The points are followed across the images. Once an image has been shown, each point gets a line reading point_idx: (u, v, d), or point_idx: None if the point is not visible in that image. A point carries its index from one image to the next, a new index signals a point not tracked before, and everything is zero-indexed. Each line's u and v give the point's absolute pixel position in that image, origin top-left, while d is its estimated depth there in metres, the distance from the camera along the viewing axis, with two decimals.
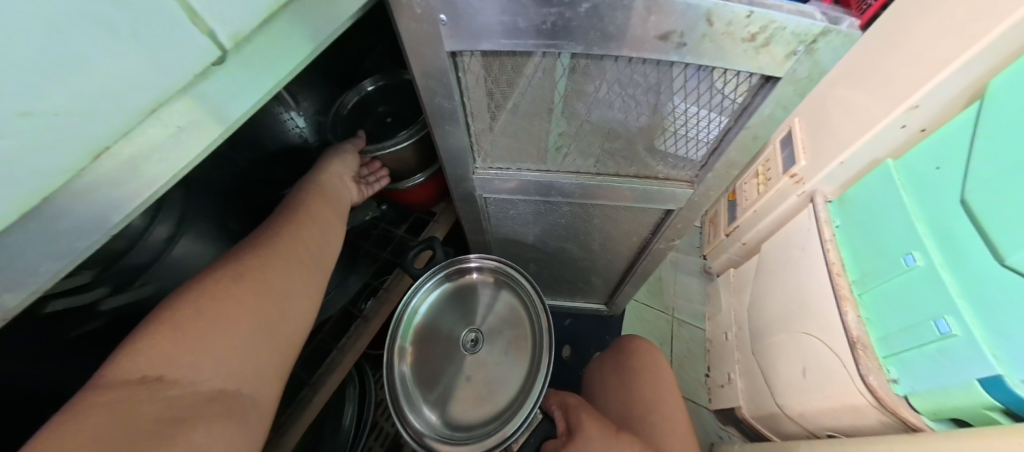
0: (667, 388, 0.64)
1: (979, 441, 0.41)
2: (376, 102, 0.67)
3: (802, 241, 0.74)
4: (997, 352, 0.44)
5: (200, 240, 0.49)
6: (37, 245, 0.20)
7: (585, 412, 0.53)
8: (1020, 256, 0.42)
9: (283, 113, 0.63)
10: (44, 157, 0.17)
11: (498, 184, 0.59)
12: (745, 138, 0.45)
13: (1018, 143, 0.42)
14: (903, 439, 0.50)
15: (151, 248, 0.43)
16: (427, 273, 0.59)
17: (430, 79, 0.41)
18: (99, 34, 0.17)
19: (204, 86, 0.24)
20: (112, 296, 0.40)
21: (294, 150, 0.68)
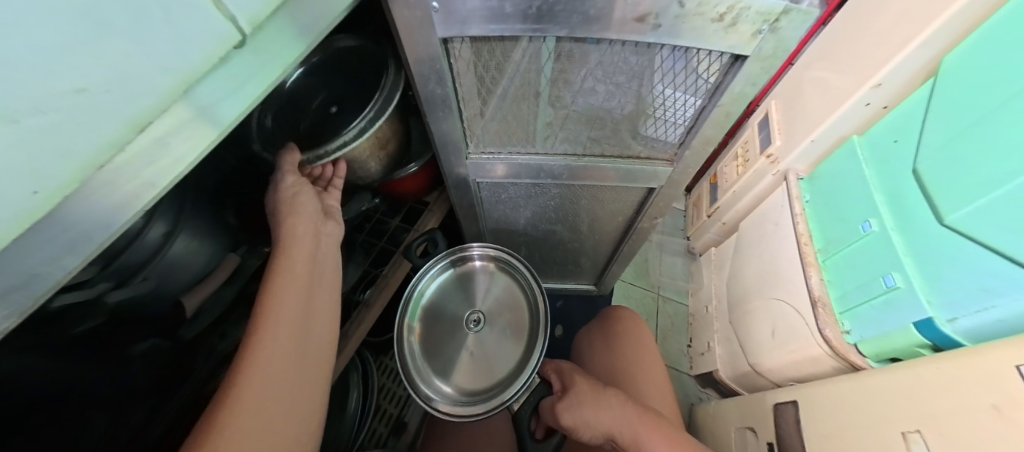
0: (646, 348, 0.69)
1: (906, 370, 0.46)
2: (316, 86, 0.54)
3: (776, 217, 0.79)
4: (932, 298, 0.50)
5: (197, 236, 0.50)
6: (46, 247, 0.21)
7: (576, 374, 0.56)
8: (958, 214, 0.47)
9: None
10: (67, 142, 0.18)
11: (490, 168, 0.60)
12: (719, 115, 0.49)
13: (963, 113, 0.47)
14: (852, 376, 0.54)
15: (149, 246, 0.43)
16: (432, 260, 0.61)
17: (423, 65, 0.42)
18: (134, 23, 0.18)
19: (213, 74, 0.25)
20: (116, 290, 0.41)
21: None
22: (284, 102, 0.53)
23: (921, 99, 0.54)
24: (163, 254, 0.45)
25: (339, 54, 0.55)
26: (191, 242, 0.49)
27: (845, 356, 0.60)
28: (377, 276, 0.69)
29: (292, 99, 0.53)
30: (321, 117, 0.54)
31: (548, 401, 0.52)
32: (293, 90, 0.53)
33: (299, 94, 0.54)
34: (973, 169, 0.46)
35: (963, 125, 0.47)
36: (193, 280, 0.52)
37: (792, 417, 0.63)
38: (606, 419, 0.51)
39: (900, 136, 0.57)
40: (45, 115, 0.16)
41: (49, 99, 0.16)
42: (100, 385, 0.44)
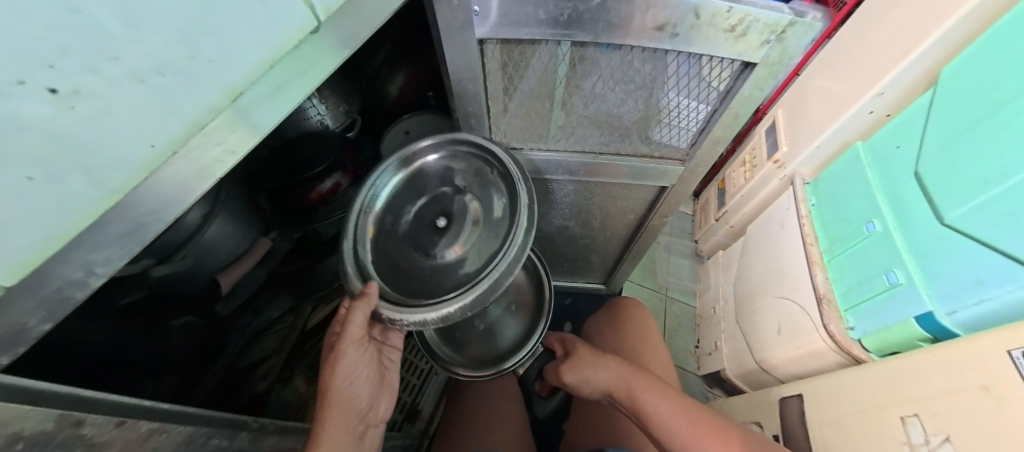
0: (648, 330, 0.72)
1: (904, 361, 0.50)
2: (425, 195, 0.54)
3: (782, 218, 0.82)
4: (931, 292, 0.53)
5: (233, 217, 0.54)
6: (127, 215, 0.23)
7: (580, 343, 0.62)
8: (957, 212, 0.50)
9: (307, 103, 0.68)
10: (150, 118, 0.20)
11: (511, 162, 0.64)
12: (729, 117, 0.52)
13: (964, 119, 0.50)
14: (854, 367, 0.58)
15: (187, 228, 0.47)
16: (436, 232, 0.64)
17: (459, 63, 0.46)
18: (234, 19, 0.21)
19: (293, 63, 0.28)
20: (159, 265, 0.45)
21: (313, 135, 0.70)
22: (390, 206, 0.54)
23: (921, 107, 0.58)
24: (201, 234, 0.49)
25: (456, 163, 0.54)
26: (226, 223, 0.53)
27: (848, 351, 0.62)
28: None
29: (400, 206, 0.54)
30: (426, 229, 0.52)
31: (551, 367, 0.62)
32: (400, 196, 0.54)
33: (407, 201, 0.54)
34: (969, 170, 0.49)
35: (961, 130, 0.51)
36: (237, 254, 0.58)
37: (796, 409, 0.65)
38: (597, 373, 0.56)
39: (901, 142, 0.60)
40: (164, 75, 0.19)
41: (135, 74, 0.18)
42: (142, 349, 0.48)
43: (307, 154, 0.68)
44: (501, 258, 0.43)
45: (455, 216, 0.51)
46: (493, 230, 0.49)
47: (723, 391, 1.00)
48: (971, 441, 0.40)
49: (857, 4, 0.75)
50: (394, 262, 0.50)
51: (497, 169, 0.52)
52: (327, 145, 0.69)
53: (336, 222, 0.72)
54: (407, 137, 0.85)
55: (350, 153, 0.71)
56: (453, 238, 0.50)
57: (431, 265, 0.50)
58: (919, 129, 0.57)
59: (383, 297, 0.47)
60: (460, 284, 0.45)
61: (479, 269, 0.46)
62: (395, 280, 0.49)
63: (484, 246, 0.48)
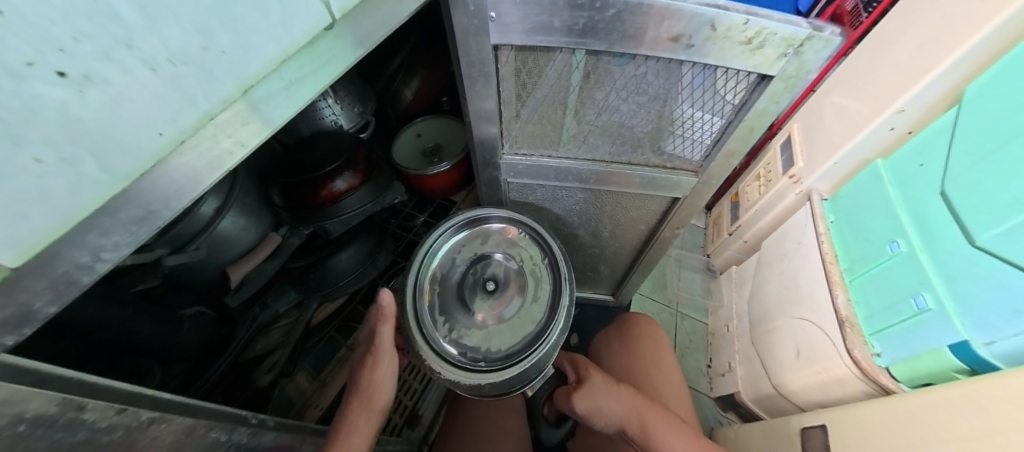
0: (664, 353, 0.69)
1: (954, 395, 0.47)
2: (475, 257, 0.59)
3: (799, 235, 0.80)
4: (963, 319, 0.51)
5: (246, 212, 0.58)
6: (136, 203, 0.23)
7: (591, 367, 0.58)
8: (989, 235, 0.48)
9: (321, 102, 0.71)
10: (166, 105, 0.21)
11: (522, 169, 0.64)
12: (744, 129, 0.51)
13: (993, 137, 0.48)
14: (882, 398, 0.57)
15: (199, 221, 0.51)
16: (450, 232, 0.59)
17: (474, 67, 0.46)
18: (245, 11, 0.21)
19: (303, 58, 0.28)
20: (172, 255, 0.47)
21: (328, 134, 0.72)
22: (443, 261, 0.58)
23: (945, 123, 0.55)
24: (213, 227, 0.53)
25: (509, 239, 0.61)
26: (239, 218, 0.57)
27: (875, 378, 0.59)
28: None
29: (458, 258, 0.59)
30: (472, 287, 0.56)
31: (562, 391, 0.57)
32: (451, 254, 0.59)
33: (457, 257, 0.59)
34: (1000, 190, 0.47)
35: (990, 149, 0.49)
36: (243, 252, 0.62)
37: (820, 442, 0.64)
38: (611, 404, 0.53)
39: (925, 161, 0.58)
40: (177, 66, 0.20)
41: (149, 62, 0.19)
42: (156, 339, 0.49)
43: (319, 152, 0.69)
44: (531, 354, 0.51)
45: (503, 284, 0.56)
46: (532, 317, 0.55)
47: (738, 414, 0.95)
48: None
49: (876, 20, 0.74)
50: (439, 308, 0.55)
51: (549, 260, 0.59)
52: (342, 144, 0.70)
53: (346, 220, 0.71)
54: (419, 139, 0.89)
55: (364, 150, 0.72)
56: (495, 305, 0.55)
57: (468, 326, 0.54)
58: (944, 147, 0.55)
59: (422, 340, 0.51)
60: (490, 362, 0.51)
61: (508, 354, 0.52)
62: (435, 326, 0.53)
63: (519, 331, 0.54)
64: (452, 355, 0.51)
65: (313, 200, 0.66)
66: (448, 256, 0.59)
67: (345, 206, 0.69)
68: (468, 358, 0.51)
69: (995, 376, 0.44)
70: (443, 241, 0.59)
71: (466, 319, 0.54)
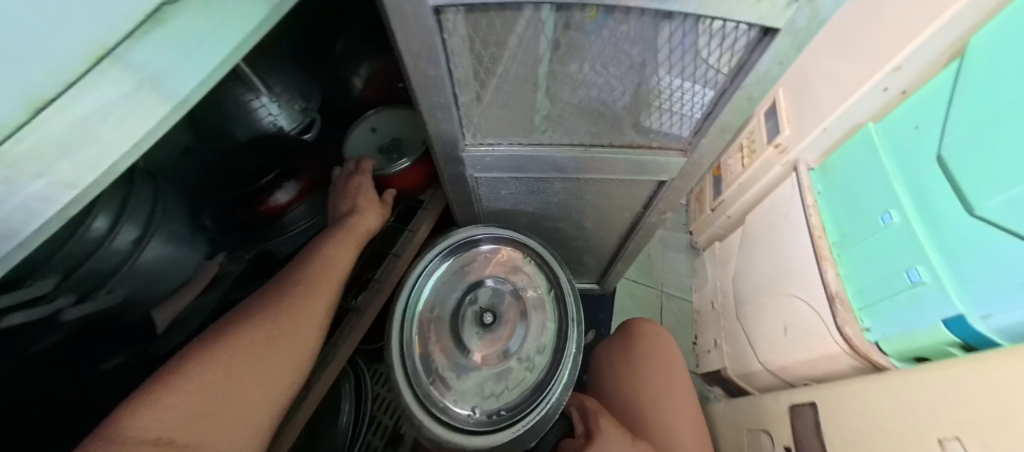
0: (671, 368, 0.66)
1: (948, 374, 0.46)
2: (472, 286, 0.52)
3: (787, 209, 0.76)
4: (959, 293, 0.49)
5: (172, 240, 0.49)
6: None
7: (604, 418, 0.49)
8: (989, 204, 0.44)
9: (254, 100, 0.65)
10: None
11: (489, 162, 0.55)
12: (740, 99, 0.42)
13: (993, 95, 0.44)
14: (871, 377, 0.57)
15: (116, 254, 0.42)
16: (442, 256, 0.52)
17: (413, 40, 0.36)
18: None
19: None
20: (76, 306, 0.40)
21: (268, 138, 0.64)
22: (435, 288, 0.51)
23: (946, 79, 0.51)
24: (133, 261, 0.44)
25: (509, 265, 0.55)
26: (164, 246, 0.48)
27: (866, 355, 0.58)
28: (370, 281, 0.64)
29: (453, 283, 0.53)
30: (467, 320, 0.50)
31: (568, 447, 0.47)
32: (444, 282, 0.52)
33: (449, 284, 0.52)
34: (1009, 151, 0.42)
35: (994, 108, 0.44)
36: (179, 285, 0.53)
37: (811, 421, 0.64)
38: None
39: (921, 123, 0.54)
40: None
41: None
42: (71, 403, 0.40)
43: (262, 158, 0.61)
44: (528, 415, 0.44)
45: (503, 317, 0.50)
46: (534, 364, 0.48)
47: (724, 388, 0.96)
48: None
49: None
50: (429, 340, 0.48)
51: (556, 292, 0.52)
52: (286, 151, 0.62)
53: (296, 236, 0.63)
54: (376, 135, 0.74)
55: (309, 156, 0.63)
56: (490, 342, 0.49)
57: (461, 365, 0.47)
58: (942, 107, 0.51)
59: (405, 382, 0.43)
60: (478, 420, 0.44)
61: (499, 411, 0.45)
62: (420, 364, 0.46)
63: (516, 380, 0.47)
64: (439, 404, 0.44)
65: (255, 219, 0.57)
66: (441, 286, 0.52)
67: (292, 219, 0.61)
68: (456, 410, 0.45)
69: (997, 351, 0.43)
70: (435, 267, 0.52)
71: (460, 358, 0.48)
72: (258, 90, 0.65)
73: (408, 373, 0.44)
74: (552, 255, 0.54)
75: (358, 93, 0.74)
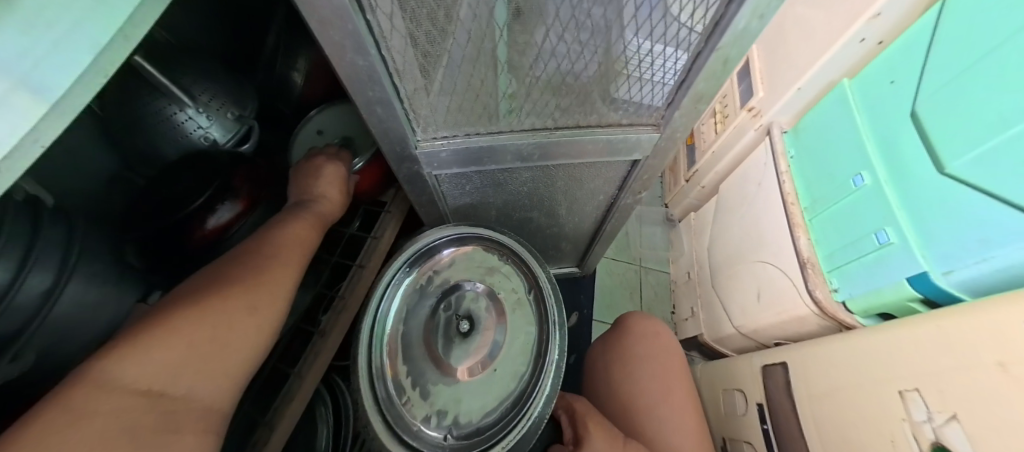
0: (656, 355, 0.68)
1: (904, 331, 0.46)
2: (444, 293, 0.49)
3: (759, 176, 0.76)
4: (925, 251, 0.48)
5: (92, 283, 0.44)
6: None
7: (592, 422, 0.49)
8: (959, 163, 0.44)
9: (178, 112, 0.54)
10: None
11: (446, 157, 0.50)
12: (716, 62, 0.36)
13: (978, 46, 0.42)
14: (838, 337, 0.56)
15: (25, 309, 0.37)
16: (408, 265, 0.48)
17: (330, 28, 0.30)
18: None
19: None
20: None
21: (195, 156, 0.55)
22: (407, 298, 0.47)
23: (924, 28, 0.49)
24: (48, 312, 0.39)
25: (484, 267, 0.51)
26: (86, 288, 0.43)
27: (833, 315, 0.59)
28: (334, 298, 0.60)
29: (424, 291, 0.49)
30: (442, 331, 0.46)
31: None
32: (415, 292, 0.48)
33: (420, 294, 0.48)
34: (990, 99, 0.41)
35: (976, 57, 0.42)
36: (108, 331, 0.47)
37: (781, 380, 0.65)
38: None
39: (897, 77, 0.53)
40: None
41: None
42: None
43: (189, 176, 0.54)
44: (509, 434, 0.42)
45: (480, 324, 0.47)
46: (513, 374, 0.46)
47: (702, 352, 1.00)
48: (982, 425, 0.37)
49: None
50: (401, 359, 0.45)
51: (536, 295, 0.50)
52: (216, 167, 0.54)
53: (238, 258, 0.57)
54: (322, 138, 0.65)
55: (241, 171, 0.54)
56: (469, 354, 0.45)
57: (436, 381, 0.44)
58: (920, 58, 0.49)
59: (374, 408, 0.39)
60: (453, 444, 0.42)
61: (477, 430, 0.43)
62: (390, 384, 0.42)
63: (496, 393, 0.45)
64: (411, 428, 0.41)
65: (188, 250, 0.52)
66: (412, 296, 0.48)
67: (234, 242, 0.55)
68: (429, 433, 0.42)
69: (954, 310, 0.42)
70: (403, 277, 0.48)
71: (435, 374, 0.45)
72: (182, 99, 0.54)
73: (379, 396, 0.40)
74: (530, 254, 0.51)
75: (300, 91, 0.66)
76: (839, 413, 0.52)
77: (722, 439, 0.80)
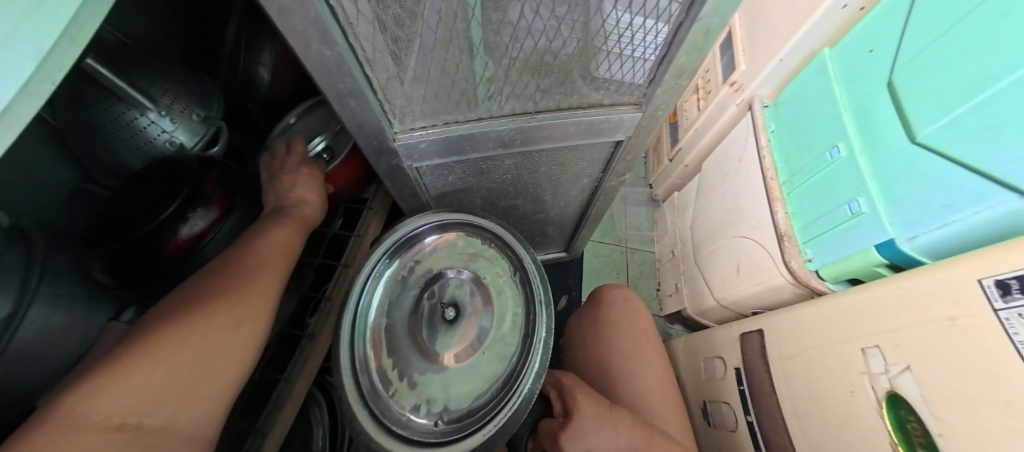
0: (641, 332, 0.69)
1: (866, 293, 0.49)
2: (426, 283, 0.48)
3: (740, 153, 0.78)
4: (893, 218, 0.50)
5: (59, 305, 0.46)
6: None
7: (580, 393, 0.50)
8: (930, 131, 0.45)
9: (139, 117, 0.50)
10: None
11: (425, 148, 0.49)
12: (697, 34, 0.35)
13: (954, 10, 0.43)
14: (807, 304, 0.59)
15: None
16: (387, 258, 0.48)
17: (291, 16, 0.28)
18: None
19: None
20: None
21: (164, 163, 0.51)
22: (390, 293, 0.47)
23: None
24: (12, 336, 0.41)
25: (467, 255, 0.51)
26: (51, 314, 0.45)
27: (806, 283, 0.62)
28: (321, 300, 0.60)
29: (407, 283, 0.49)
30: (427, 320, 0.46)
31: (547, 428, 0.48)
32: (397, 286, 0.48)
33: (403, 287, 0.48)
34: (962, 64, 0.42)
35: (953, 21, 0.43)
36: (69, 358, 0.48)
37: (757, 344, 0.68)
38: (604, 442, 0.46)
39: (875, 46, 0.53)
40: None
41: None
42: None
43: (152, 188, 0.50)
44: (499, 413, 0.41)
45: (465, 310, 0.47)
46: (501, 357, 0.45)
47: (686, 325, 1.04)
48: (931, 372, 0.40)
49: None
50: (386, 353, 0.45)
51: (521, 276, 0.49)
52: (181, 172, 0.50)
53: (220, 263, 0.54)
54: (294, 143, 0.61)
55: (212, 174, 0.51)
56: (456, 341, 0.45)
57: (424, 370, 0.44)
58: (897, 27, 0.50)
59: (359, 403, 0.40)
60: (443, 430, 0.41)
61: (468, 412, 0.42)
62: (376, 378, 0.42)
63: (485, 375, 0.44)
64: (400, 418, 0.41)
65: (158, 263, 0.49)
66: (395, 289, 0.48)
67: (208, 253, 0.52)
68: (419, 421, 0.42)
69: (915, 271, 0.44)
70: (386, 270, 0.48)
71: (422, 363, 0.45)
72: (140, 102, 0.49)
73: (363, 390, 0.40)
74: (513, 236, 0.50)
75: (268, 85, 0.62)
76: (806, 375, 0.56)
77: (702, 400, 0.83)
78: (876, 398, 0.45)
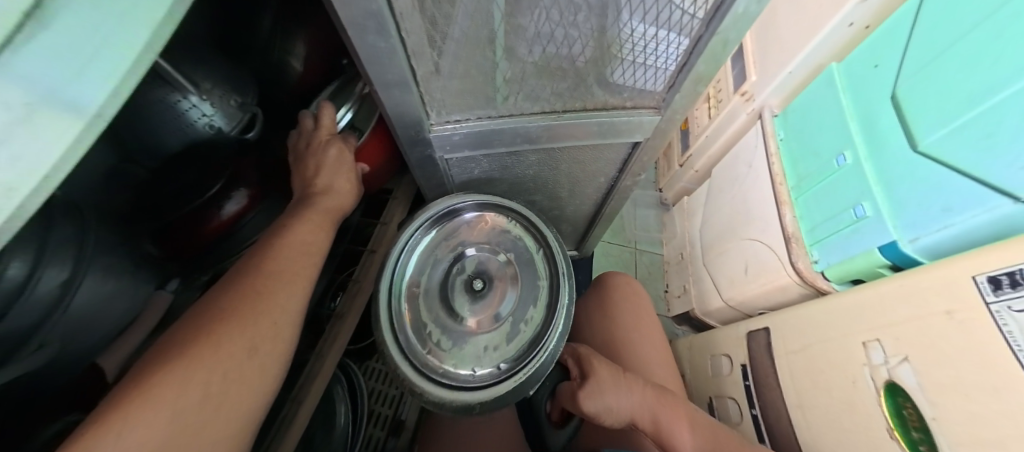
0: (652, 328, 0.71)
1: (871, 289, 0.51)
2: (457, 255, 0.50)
3: (750, 158, 0.81)
4: (897, 221, 0.52)
5: None
6: None
7: (596, 359, 0.52)
8: (932, 139, 0.48)
9: (181, 100, 0.49)
10: None
11: (455, 140, 0.52)
12: (716, 45, 0.39)
13: (957, 28, 0.46)
14: (814, 301, 0.61)
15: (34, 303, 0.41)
16: (421, 228, 0.49)
17: (354, 10, 0.30)
18: None
19: None
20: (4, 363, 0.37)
21: (205, 145, 0.54)
22: (423, 263, 0.49)
23: (908, 15, 0.53)
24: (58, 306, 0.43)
25: (494, 230, 0.53)
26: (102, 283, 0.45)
27: (811, 282, 0.64)
28: (346, 283, 0.63)
29: (439, 254, 0.50)
30: (459, 288, 0.48)
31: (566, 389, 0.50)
32: (430, 256, 0.50)
33: (436, 258, 0.50)
34: (963, 78, 0.44)
35: (955, 38, 0.46)
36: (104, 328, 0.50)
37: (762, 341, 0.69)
38: (619, 400, 0.49)
39: (880, 60, 0.57)
40: None
41: None
42: None
43: (192, 170, 0.53)
44: (526, 365, 0.44)
45: (493, 281, 0.49)
46: (526, 321, 0.48)
47: (692, 326, 1.06)
48: (929, 363, 0.42)
49: None
50: (421, 313, 0.47)
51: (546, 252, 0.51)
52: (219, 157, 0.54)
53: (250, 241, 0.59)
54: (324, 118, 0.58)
55: (248, 161, 0.56)
56: (483, 308, 0.48)
57: (457, 331, 0.47)
58: (902, 43, 0.53)
59: (399, 355, 0.42)
60: (481, 376, 0.44)
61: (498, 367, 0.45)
62: (412, 333, 0.44)
63: (513, 337, 0.47)
64: (437, 369, 0.44)
65: (197, 241, 0.53)
66: (428, 258, 0.50)
67: (244, 233, 0.57)
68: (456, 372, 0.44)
69: (913, 271, 0.46)
70: (420, 239, 0.49)
71: (455, 325, 0.47)
72: (184, 86, 0.49)
73: (401, 342, 0.43)
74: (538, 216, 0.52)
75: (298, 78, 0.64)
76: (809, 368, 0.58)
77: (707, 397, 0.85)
78: (875, 387, 0.47)
